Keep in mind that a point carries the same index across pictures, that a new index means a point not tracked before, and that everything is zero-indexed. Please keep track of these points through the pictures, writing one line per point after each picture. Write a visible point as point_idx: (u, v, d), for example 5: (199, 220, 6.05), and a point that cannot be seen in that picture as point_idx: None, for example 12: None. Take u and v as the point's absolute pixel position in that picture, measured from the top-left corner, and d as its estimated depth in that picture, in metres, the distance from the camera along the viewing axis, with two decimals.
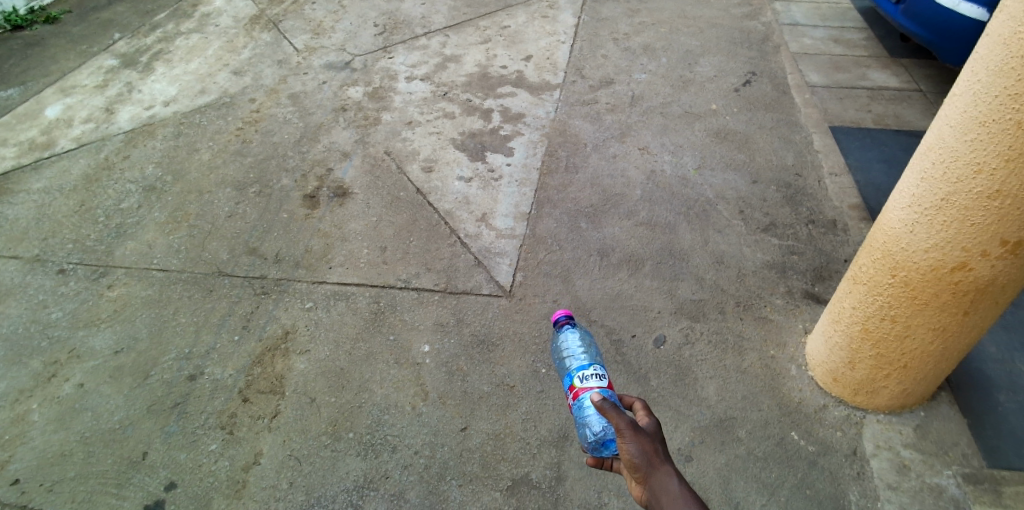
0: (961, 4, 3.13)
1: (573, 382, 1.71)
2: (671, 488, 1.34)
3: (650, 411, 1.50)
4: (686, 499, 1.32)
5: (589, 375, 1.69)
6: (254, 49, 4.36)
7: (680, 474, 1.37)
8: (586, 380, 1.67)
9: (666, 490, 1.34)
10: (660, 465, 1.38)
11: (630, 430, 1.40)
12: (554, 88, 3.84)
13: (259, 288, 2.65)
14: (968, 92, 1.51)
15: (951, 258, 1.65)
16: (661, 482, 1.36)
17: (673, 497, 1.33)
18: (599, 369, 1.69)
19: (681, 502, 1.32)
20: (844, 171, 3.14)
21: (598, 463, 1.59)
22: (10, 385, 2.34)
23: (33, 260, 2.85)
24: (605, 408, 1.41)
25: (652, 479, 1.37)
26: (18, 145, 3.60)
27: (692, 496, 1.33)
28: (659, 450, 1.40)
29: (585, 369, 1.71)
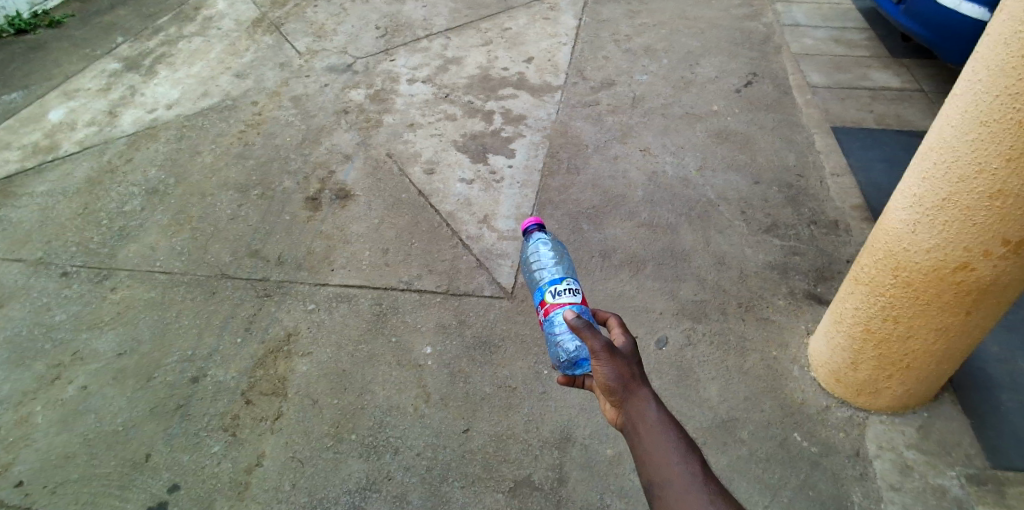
0: (962, 4, 3.13)
1: (544, 297, 1.70)
2: (649, 414, 1.33)
3: (628, 335, 1.48)
4: (663, 425, 1.31)
5: (561, 290, 1.68)
6: (257, 52, 4.38)
7: (659, 399, 1.36)
8: (558, 295, 1.66)
9: (643, 415, 1.33)
10: (638, 390, 1.36)
11: (607, 352, 1.37)
12: (555, 89, 3.85)
13: (262, 290, 2.66)
14: (970, 91, 1.51)
15: (953, 258, 1.65)
16: (639, 407, 1.34)
17: (651, 424, 1.31)
18: (573, 284, 1.67)
19: (658, 428, 1.30)
20: (846, 171, 3.14)
21: (572, 383, 1.59)
22: (15, 387, 2.35)
23: (37, 263, 2.86)
24: (580, 328, 1.37)
25: (628, 404, 1.36)
26: (22, 148, 3.62)
27: (669, 422, 1.32)
28: (636, 375, 1.39)
29: (557, 283, 1.69)
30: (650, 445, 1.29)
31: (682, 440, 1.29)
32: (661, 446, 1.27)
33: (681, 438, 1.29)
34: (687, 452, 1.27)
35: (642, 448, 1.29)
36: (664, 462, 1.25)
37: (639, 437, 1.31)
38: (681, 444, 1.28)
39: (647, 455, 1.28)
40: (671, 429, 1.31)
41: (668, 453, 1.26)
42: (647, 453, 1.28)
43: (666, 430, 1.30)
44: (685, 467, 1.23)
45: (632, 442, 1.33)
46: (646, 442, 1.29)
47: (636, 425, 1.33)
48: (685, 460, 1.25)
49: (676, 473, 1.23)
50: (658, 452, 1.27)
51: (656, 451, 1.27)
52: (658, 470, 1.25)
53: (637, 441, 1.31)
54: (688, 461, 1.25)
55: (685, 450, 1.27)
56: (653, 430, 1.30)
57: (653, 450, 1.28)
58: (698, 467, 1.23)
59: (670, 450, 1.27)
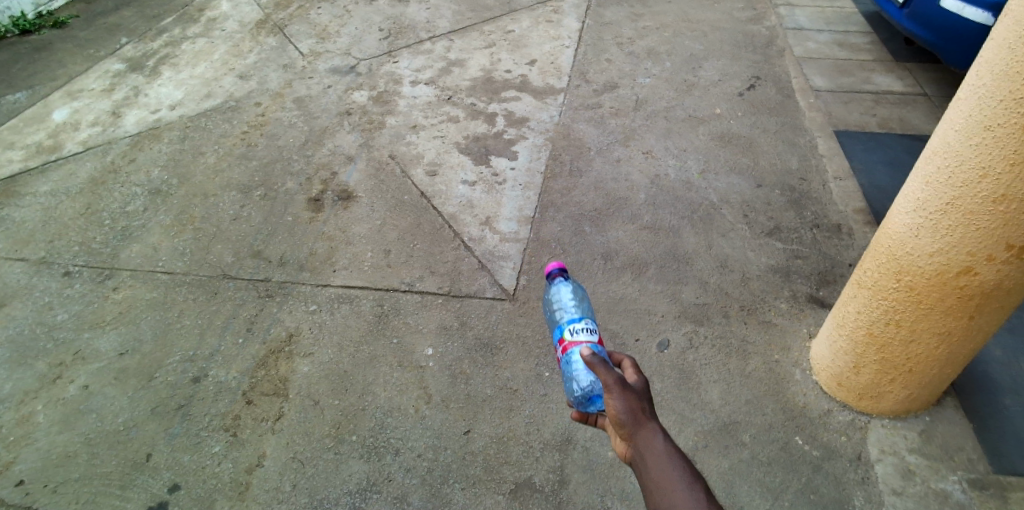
0: (966, 8, 3.12)
1: (563, 336, 1.72)
2: (657, 445, 1.32)
3: (638, 369, 1.48)
4: (671, 456, 1.30)
5: (579, 329, 1.71)
6: (260, 54, 4.39)
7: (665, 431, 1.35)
8: (575, 332, 1.69)
9: (651, 446, 1.32)
10: (647, 423, 1.36)
11: (619, 386, 1.38)
12: (558, 92, 3.85)
13: (263, 290, 2.66)
14: (973, 95, 1.50)
15: (956, 262, 1.64)
16: (647, 438, 1.34)
17: (658, 455, 1.30)
18: (590, 323, 1.71)
19: (666, 459, 1.29)
20: (849, 174, 3.13)
21: (581, 416, 1.57)
22: (16, 386, 2.35)
23: (39, 262, 2.87)
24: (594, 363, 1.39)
25: (637, 435, 1.35)
26: (26, 148, 3.63)
27: (677, 453, 1.31)
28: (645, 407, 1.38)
29: (575, 323, 1.73)
30: (658, 476, 1.27)
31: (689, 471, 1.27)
32: (669, 477, 1.26)
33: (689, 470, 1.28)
34: (694, 483, 1.25)
35: (650, 480, 1.28)
36: (672, 493, 1.24)
37: (648, 469, 1.30)
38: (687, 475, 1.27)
39: (654, 485, 1.27)
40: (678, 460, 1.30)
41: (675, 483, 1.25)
42: (656, 483, 1.27)
43: (674, 460, 1.29)
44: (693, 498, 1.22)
45: (640, 474, 1.31)
46: (654, 473, 1.28)
47: (644, 456, 1.31)
48: (693, 492, 1.23)
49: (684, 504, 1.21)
50: (666, 482, 1.26)
51: (664, 481, 1.26)
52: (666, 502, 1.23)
53: (645, 472, 1.29)
54: (695, 492, 1.23)
55: (692, 481, 1.26)
56: (660, 462, 1.29)
57: (660, 480, 1.27)
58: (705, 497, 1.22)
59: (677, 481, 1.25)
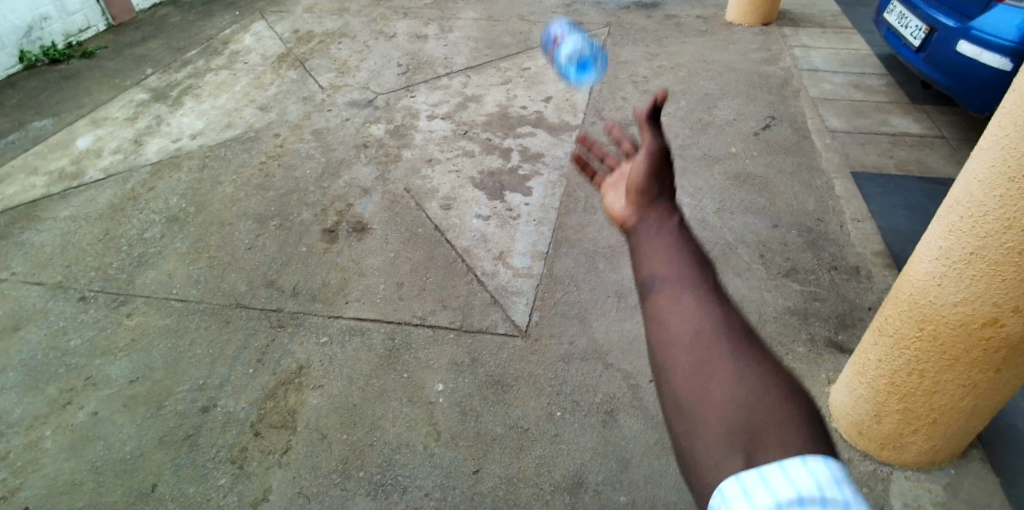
0: (983, 54, 3.12)
1: None
2: (682, 269, 1.47)
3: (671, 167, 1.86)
4: (682, 253, 1.54)
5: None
6: (281, 86, 4.50)
7: (695, 257, 1.52)
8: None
9: (660, 243, 1.60)
10: (665, 220, 1.71)
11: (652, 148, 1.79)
12: (573, 128, 3.90)
13: (276, 321, 2.66)
14: (996, 145, 1.50)
15: (981, 312, 1.61)
16: (658, 234, 1.64)
17: (683, 293, 1.40)
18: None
19: (674, 252, 1.54)
20: (866, 216, 3.11)
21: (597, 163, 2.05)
22: (27, 411, 2.35)
23: (55, 286, 2.90)
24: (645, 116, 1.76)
25: (652, 227, 1.70)
26: (49, 174, 3.70)
27: (685, 248, 1.56)
28: (677, 231, 1.63)
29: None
30: (688, 336, 1.31)
31: (732, 333, 1.29)
32: (703, 338, 1.29)
33: (736, 327, 1.31)
34: (739, 355, 1.24)
35: (673, 367, 1.28)
36: (711, 372, 1.23)
37: (655, 255, 1.56)
38: (753, 362, 1.23)
39: (667, 276, 1.46)
40: (715, 305, 1.36)
41: (719, 356, 1.24)
42: (683, 391, 1.24)
43: (682, 262, 1.50)
44: (739, 368, 1.21)
45: (646, 249, 1.61)
46: (668, 330, 1.35)
47: (663, 283, 1.45)
48: (738, 364, 1.22)
49: (737, 398, 1.16)
50: (710, 344, 1.27)
51: (705, 342, 1.28)
52: (691, 384, 1.23)
53: (659, 285, 1.44)
54: (758, 387, 1.17)
55: (755, 374, 1.20)
56: (685, 294, 1.39)
57: (668, 338, 1.33)
58: (778, 388, 1.18)
59: (703, 326, 1.31)
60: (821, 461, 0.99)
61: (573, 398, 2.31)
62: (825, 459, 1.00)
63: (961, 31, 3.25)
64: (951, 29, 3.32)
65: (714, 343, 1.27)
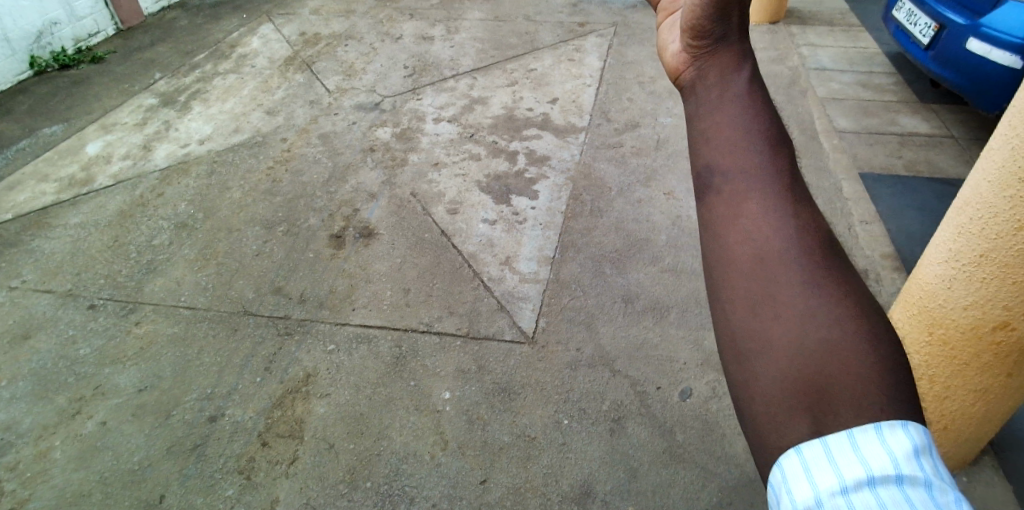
0: (993, 52, 3.07)
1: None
2: (747, 135, 1.05)
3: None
4: (750, 107, 1.09)
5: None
6: (288, 90, 4.51)
7: (769, 114, 1.08)
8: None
9: (725, 84, 1.15)
10: (733, 46, 1.20)
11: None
12: (580, 130, 3.87)
13: (283, 328, 2.66)
14: (1006, 145, 1.47)
15: (991, 316, 1.57)
16: (721, 73, 1.18)
17: (747, 180, 1.01)
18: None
19: (740, 105, 1.10)
20: (876, 218, 3.07)
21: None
22: (37, 421, 2.36)
23: (65, 294, 2.92)
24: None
25: (712, 60, 1.21)
26: (59, 181, 3.73)
27: (755, 100, 1.10)
28: (745, 65, 1.16)
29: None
30: (750, 248, 0.95)
31: (810, 245, 0.95)
32: (773, 252, 0.94)
33: (816, 234, 0.96)
34: (815, 278, 0.91)
35: (730, 289, 0.95)
36: (779, 302, 0.91)
37: (714, 111, 1.12)
38: (835, 289, 0.91)
39: (726, 151, 1.05)
40: (788, 199, 0.98)
41: (787, 281, 0.91)
42: (741, 324, 0.93)
43: (752, 121, 1.07)
44: (815, 299, 0.90)
45: (701, 102, 1.17)
46: (721, 238, 0.99)
47: (719, 165, 1.04)
48: (815, 291, 0.90)
49: (808, 341, 0.87)
50: (781, 263, 0.93)
51: (776, 258, 0.93)
52: (751, 316, 0.92)
53: (713, 172, 1.05)
54: (837, 324, 0.88)
55: (835, 307, 0.89)
56: (750, 185, 1.00)
57: (723, 249, 0.98)
58: (863, 327, 0.88)
59: (774, 233, 0.95)
60: (901, 426, 0.80)
61: (580, 405, 2.29)
62: (905, 421, 0.80)
63: (971, 28, 3.19)
64: (961, 26, 3.26)
65: (786, 262, 0.93)
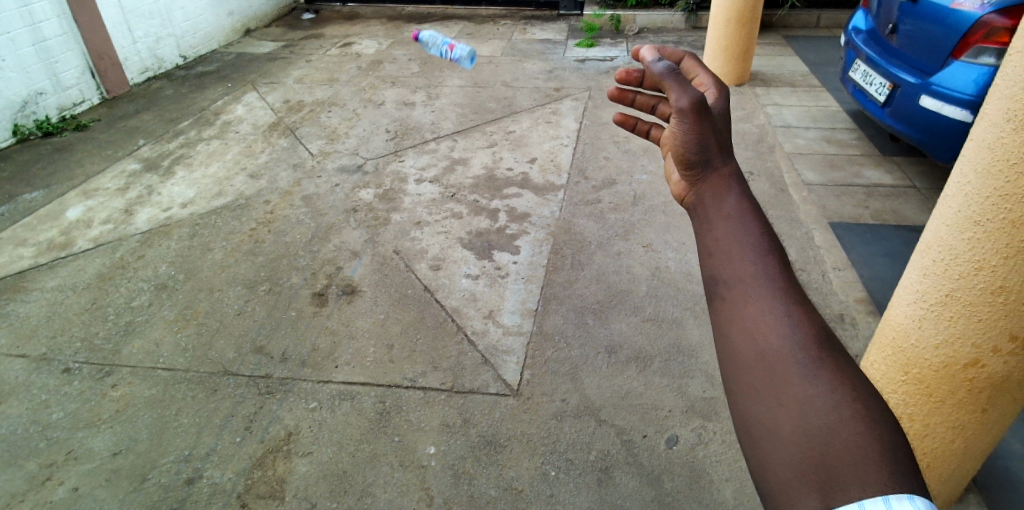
0: (944, 107, 3.29)
1: None
2: (742, 239, 1.04)
3: (723, 91, 1.25)
4: (744, 219, 1.07)
5: None
6: (272, 154, 4.62)
7: (765, 224, 1.06)
8: None
9: (719, 202, 1.10)
10: (722, 166, 1.14)
11: (682, 109, 1.12)
12: (558, 188, 4.00)
13: (264, 387, 2.62)
14: (961, 191, 1.51)
15: (962, 354, 1.58)
16: (715, 193, 1.11)
17: (745, 282, 1.00)
18: None
19: (735, 218, 1.07)
20: (847, 265, 3.19)
21: (626, 124, 1.43)
22: (3, 489, 2.27)
23: (39, 359, 2.85)
24: (663, 74, 1.14)
25: (705, 182, 1.14)
26: (37, 245, 3.72)
27: (750, 215, 1.07)
28: (735, 181, 1.13)
29: None
30: (754, 346, 0.94)
31: (811, 338, 0.93)
32: (774, 349, 0.93)
33: (816, 328, 0.95)
34: (818, 368, 0.90)
35: (739, 387, 0.94)
36: (784, 395, 0.88)
37: (710, 227, 1.08)
38: (844, 378, 0.89)
39: (722, 255, 1.04)
40: (788, 301, 0.97)
41: (790, 374, 0.90)
42: (752, 417, 0.91)
43: (746, 227, 1.06)
44: (818, 388, 0.87)
45: (699, 226, 1.12)
46: (730, 345, 0.98)
47: (718, 271, 1.03)
48: (817, 380, 0.88)
49: (813, 426, 0.84)
50: (781, 356, 0.92)
51: (780, 353, 0.92)
52: (760, 409, 0.90)
53: (715, 281, 1.03)
54: (839, 408, 0.85)
55: (838, 393, 0.87)
56: (749, 288, 0.99)
57: (731, 350, 0.97)
58: (866, 410, 0.85)
59: (774, 333, 0.94)
60: (907, 498, 0.73)
61: (568, 456, 2.28)
62: (911, 495, 0.74)
63: (922, 87, 3.44)
64: (913, 85, 3.51)
65: (788, 357, 0.91)
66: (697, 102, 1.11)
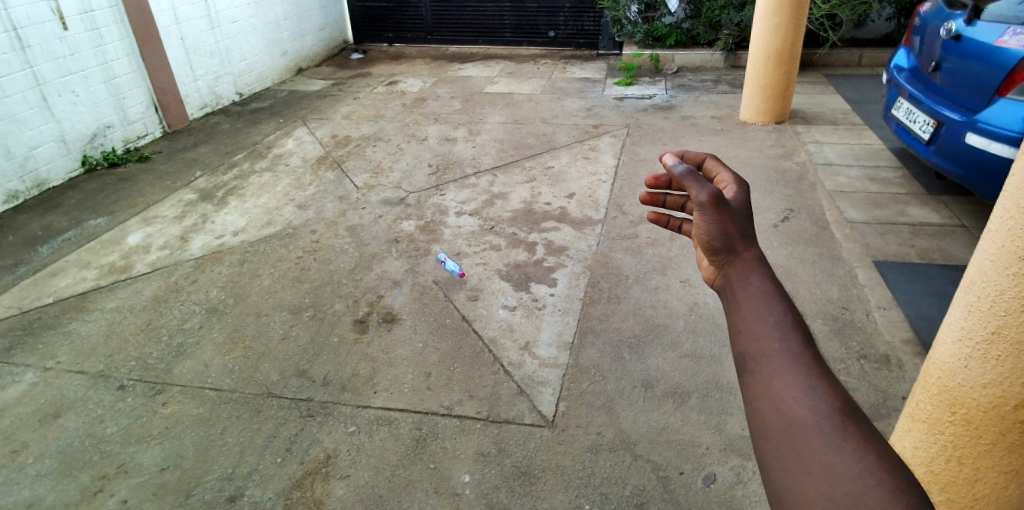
0: (992, 144, 3.20)
1: None
2: (765, 313, 0.98)
3: (742, 184, 1.19)
4: (770, 297, 1.01)
5: None
6: (319, 186, 4.81)
7: (791, 303, 1.00)
8: None
9: (744, 283, 1.03)
10: (745, 251, 1.08)
11: (702, 203, 1.11)
12: (596, 223, 4.04)
13: (305, 410, 2.70)
14: (1004, 227, 1.41)
15: (1012, 394, 1.40)
16: (741, 276, 1.05)
17: (770, 355, 0.94)
18: None
19: (761, 296, 1.01)
20: (893, 304, 3.10)
21: (658, 221, 1.27)
22: (58, 498, 2.37)
23: (96, 375, 3.01)
24: (682, 176, 1.16)
25: (731, 267, 1.07)
26: (100, 268, 3.95)
27: (776, 294, 1.01)
28: (762, 265, 1.06)
29: None
30: (780, 418, 0.89)
31: (837, 408, 0.88)
32: (801, 419, 0.87)
33: (840, 398, 0.89)
34: (844, 438, 0.84)
35: (769, 462, 0.88)
36: (812, 467, 0.83)
37: (737, 306, 1.02)
38: (870, 447, 0.84)
39: (747, 331, 0.98)
40: (814, 373, 0.92)
41: (816, 445, 0.84)
42: (786, 493, 0.84)
43: (769, 302, 1.00)
44: (844, 457, 0.82)
45: (726, 309, 1.05)
46: (757, 419, 0.92)
47: (744, 344, 0.97)
48: (845, 448, 0.83)
49: (840, 497, 0.79)
50: (809, 428, 0.86)
51: (807, 425, 0.86)
52: (791, 482, 0.84)
53: (742, 357, 0.97)
54: (864, 476, 0.80)
55: (864, 461, 0.82)
56: (775, 361, 0.93)
57: (760, 426, 0.91)
58: (892, 480, 0.80)
59: (800, 405, 0.88)
60: None
61: (602, 490, 2.25)
62: None
63: (967, 124, 3.37)
64: (958, 122, 3.44)
65: (816, 426, 0.86)
66: (716, 198, 1.11)
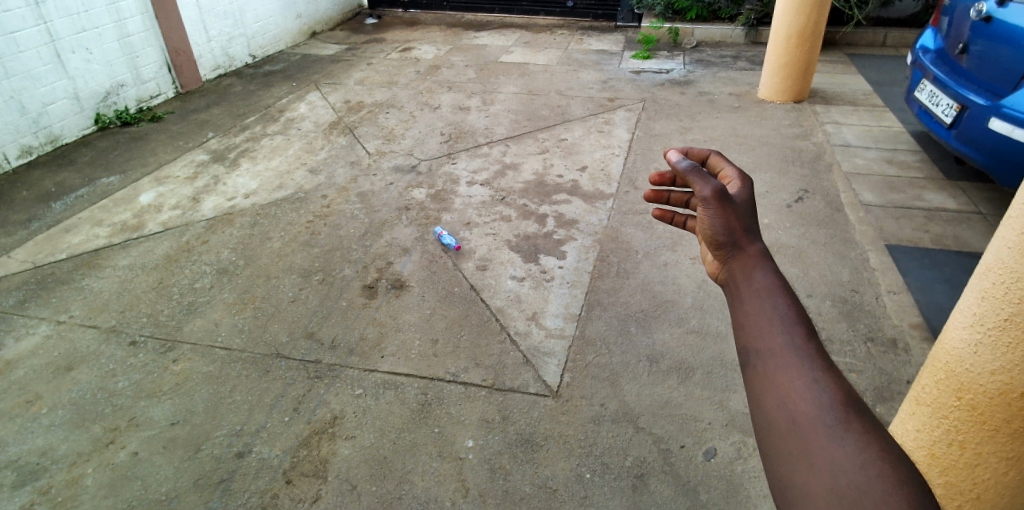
0: (1015, 131, 3.12)
1: None
2: (769, 308, 0.98)
3: (746, 178, 1.18)
4: (773, 292, 1.00)
5: None
6: (330, 152, 4.80)
7: (796, 297, 0.99)
8: None
9: (747, 280, 1.03)
10: (749, 245, 1.07)
11: (706, 197, 1.09)
12: (608, 197, 4.01)
13: (313, 371, 2.74)
14: None
15: (1020, 382, 1.38)
16: (745, 271, 1.04)
17: (774, 352, 0.93)
18: None
19: (764, 292, 1.00)
20: (903, 289, 3.07)
21: (663, 217, 1.26)
22: (71, 448, 2.44)
23: (108, 330, 3.06)
24: (686, 170, 1.13)
25: (736, 262, 1.07)
26: (112, 226, 3.98)
27: (780, 289, 1.01)
28: (766, 260, 1.06)
29: None
30: (785, 414, 0.88)
31: (841, 400, 0.88)
32: (806, 414, 0.87)
33: (843, 391, 0.89)
34: (846, 429, 0.84)
35: (774, 458, 0.88)
36: (816, 460, 0.83)
37: (741, 303, 1.01)
38: (872, 439, 0.84)
39: (752, 328, 0.97)
40: (818, 367, 0.91)
41: (818, 438, 0.84)
42: (791, 488, 0.84)
43: (773, 297, 0.99)
44: (846, 449, 0.82)
45: (731, 305, 1.05)
46: (762, 414, 0.92)
47: (748, 341, 0.97)
48: (847, 442, 0.83)
49: (843, 490, 0.79)
50: (812, 422, 0.86)
51: (810, 419, 0.86)
52: (794, 476, 0.85)
53: (746, 353, 0.97)
54: (867, 467, 0.80)
55: (866, 452, 0.82)
56: (779, 357, 0.93)
57: (765, 423, 0.91)
58: (894, 471, 0.80)
59: (805, 399, 0.88)
60: None
61: (603, 460, 2.28)
62: None
63: (992, 109, 3.28)
64: (982, 106, 3.35)
65: (818, 420, 0.85)
66: (719, 192, 1.08)
